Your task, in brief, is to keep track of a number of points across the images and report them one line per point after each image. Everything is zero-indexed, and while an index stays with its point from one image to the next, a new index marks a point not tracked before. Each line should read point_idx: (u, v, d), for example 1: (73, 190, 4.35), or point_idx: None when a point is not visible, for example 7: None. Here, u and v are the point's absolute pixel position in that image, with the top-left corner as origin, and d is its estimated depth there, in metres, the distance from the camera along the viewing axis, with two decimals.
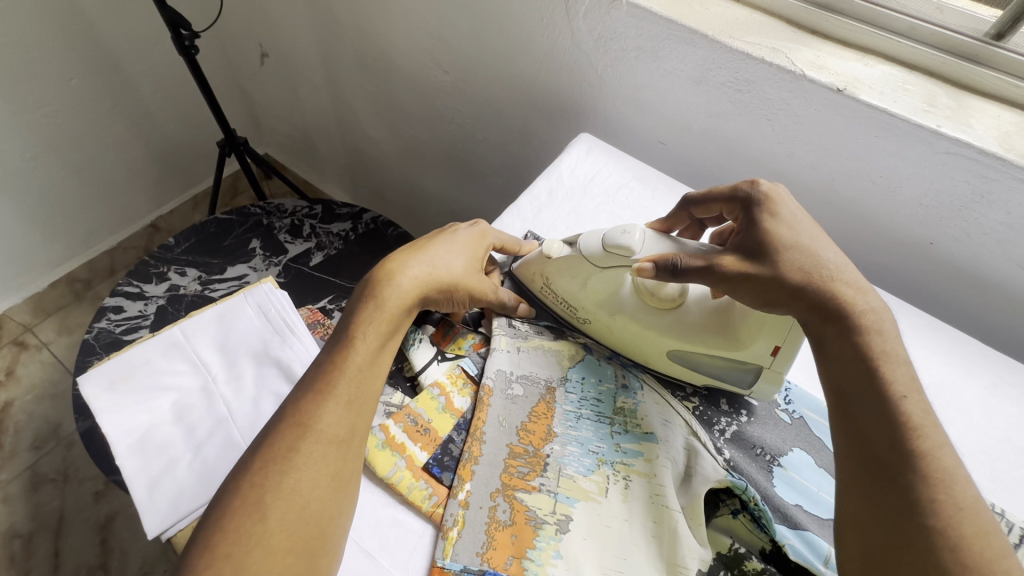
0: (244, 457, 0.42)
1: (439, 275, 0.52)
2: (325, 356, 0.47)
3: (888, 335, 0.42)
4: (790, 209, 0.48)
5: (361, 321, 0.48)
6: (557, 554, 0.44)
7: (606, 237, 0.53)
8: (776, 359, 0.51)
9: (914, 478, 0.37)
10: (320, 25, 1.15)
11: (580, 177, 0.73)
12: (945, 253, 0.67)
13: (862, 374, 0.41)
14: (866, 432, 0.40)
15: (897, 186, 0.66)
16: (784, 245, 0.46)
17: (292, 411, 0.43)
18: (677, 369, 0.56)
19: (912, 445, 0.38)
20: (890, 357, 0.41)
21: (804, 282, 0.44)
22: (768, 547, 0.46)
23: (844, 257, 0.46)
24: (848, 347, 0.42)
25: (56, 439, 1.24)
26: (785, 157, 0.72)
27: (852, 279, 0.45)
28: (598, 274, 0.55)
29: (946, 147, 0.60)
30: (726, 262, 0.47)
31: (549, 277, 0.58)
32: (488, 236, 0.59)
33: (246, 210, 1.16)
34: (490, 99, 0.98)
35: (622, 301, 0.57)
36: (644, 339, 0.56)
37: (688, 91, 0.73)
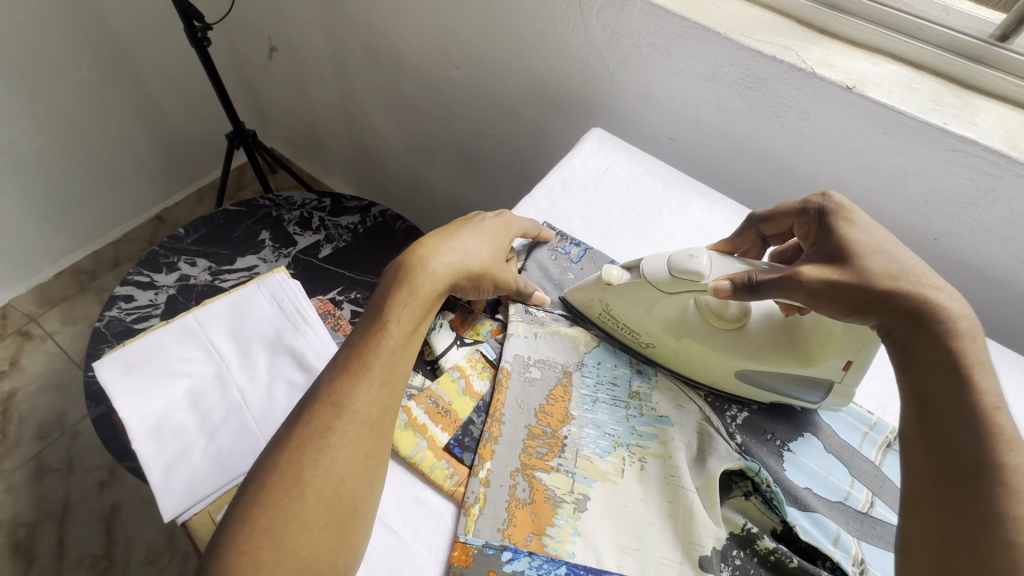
0: (277, 433, 0.42)
1: (469, 262, 0.53)
2: (358, 337, 0.47)
3: (978, 347, 0.41)
4: (865, 219, 0.48)
5: (395, 305, 0.48)
6: (575, 531, 0.45)
7: (673, 262, 0.50)
8: (848, 373, 0.51)
9: (999, 490, 0.36)
10: (332, 20, 1.16)
11: (593, 170, 0.74)
12: (949, 249, 0.69)
13: (947, 383, 0.40)
14: (951, 442, 0.39)
15: (903, 183, 0.67)
16: (864, 250, 0.46)
17: (326, 389, 0.43)
18: (747, 389, 0.55)
19: (998, 459, 0.37)
20: (981, 370, 0.40)
21: (892, 289, 0.43)
22: (780, 527, 0.47)
23: (926, 265, 0.45)
24: (937, 356, 0.41)
25: (61, 429, 1.24)
26: (793, 153, 0.73)
27: (938, 286, 0.44)
28: (664, 299, 0.53)
29: (951, 144, 0.61)
30: (810, 271, 0.45)
31: (611, 304, 0.56)
32: (512, 226, 0.60)
33: (255, 202, 1.16)
34: (500, 95, 0.99)
35: (687, 323, 0.55)
36: (714, 362, 0.54)
37: (699, 87, 0.75)
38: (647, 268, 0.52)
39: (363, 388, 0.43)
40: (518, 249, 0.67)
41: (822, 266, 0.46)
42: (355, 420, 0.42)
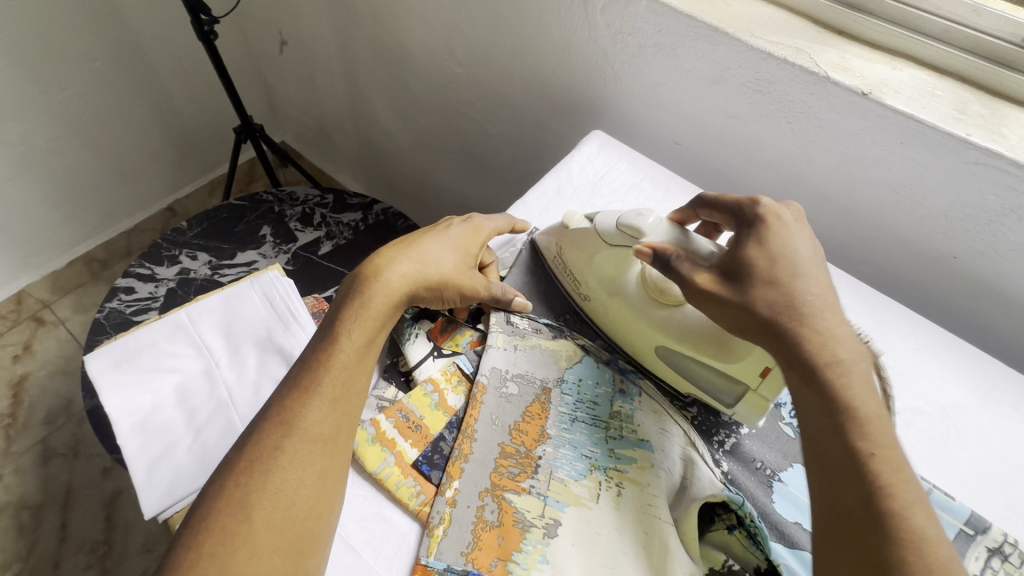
0: (231, 453, 0.44)
1: (427, 272, 0.53)
2: (311, 354, 0.48)
3: (860, 390, 0.40)
4: (777, 239, 0.46)
5: (347, 320, 0.49)
6: (543, 559, 0.43)
7: (620, 218, 0.53)
8: (764, 381, 0.47)
9: (880, 538, 0.35)
10: (339, 14, 1.15)
11: (590, 175, 0.71)
12: (972, 268, 0.64)
13: (829, 430, 0.40)
14: (833, 490, 0.38)
15: (922, 197, 0.63)
16: (760, 276, 0.44)
17: (278, 409, 0.45)
18: (665, 370, 0.54)
19: (880, 504, 0.36)
20: (864, 413, 0.39)
21: (774, 318, 0.43)
22: (764, 565, 0.43)
23: (826, 297, 0.44)
24: (818, 403, 0.41)
25: (67, 415, 1.26)
26: (804, 162, 0.69)
27: (823, 326, 0.42)
28: (609, 251, 0.55)
29: (975, 157, 0.57)
30: (702, 280, 0.46)
31: (563, 245, 0.59)
32: (484, 229, 0.59)
33: (259, 196, 1.16)
34: (505, 94, 0.97)
35: (625, 284, 0.55)
36: (636, 329, 0.54)
37: (706, 90, 0.71)
38: (600, 220, 0.55)
39: (313, 405, 0.44)
40: (502, 257, 0.64)
41: (720, 279, 0.46)
42: (304, 438, 0.43)
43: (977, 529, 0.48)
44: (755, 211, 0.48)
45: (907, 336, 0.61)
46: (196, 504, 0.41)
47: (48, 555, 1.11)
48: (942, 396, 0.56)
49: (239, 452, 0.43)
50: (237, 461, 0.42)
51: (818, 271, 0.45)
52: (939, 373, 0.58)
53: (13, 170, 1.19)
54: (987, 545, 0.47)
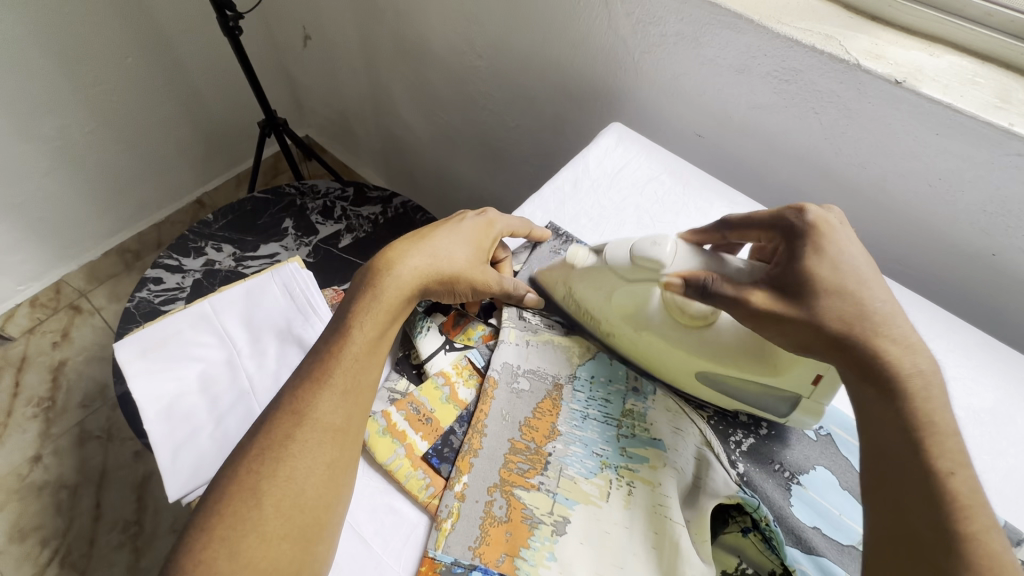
0: (245, 440, 0.45)
1: (437, 266, 0.52)
2: (323, 346, 0.48)
3: (937, 405, 0.39)
4: (832, 246, 0.44)
5: (359, 311, 0.49)
6: (551, 556, 0.43)
7: (635, 248, 0.51)
8: (816, 389, 0.47)
9: (956, 560, 0.34)
10: (360, 8, 1.15)
11: (607, 168, 0.70)
12: (1011, 266, 0.61)
13: (904, 444, 0.38)
14: (904, 505, 0.37)
15: (959, 190, 0.59)
16: (823, 289, 0.43)
17: (290, 398, 0.45)
18: (709, 393, 0.52)
19: (955, 526, 0.35)
20: (943, 429, 0.38)
21: (844, 332, 0.41)
22: (778, 570, 0.43)
23: (895, 306, 0.42)
24: (896, 416, 0.39)
25: (102, 399, 1.32)
26: (832, 154, 0.66)
27: (899, 335, 0.41)
28: (624, 287, 0.53)
29: (1017, 148, 0.54)
30: (760, 299, 0.44)
31: (574, 285, 0.55)
32: (496, 222, 0.58)
33: (281, 190, 1.18)
34: (524, 87, 0.96)
35: (649, 316, 0.53)
36: (672, 358, 0.52)
37: (730, 80, 0.69)
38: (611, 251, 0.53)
39: (324, 396, 0.45)
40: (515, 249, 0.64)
41: (775, 293, 0.44)
42: (315, 428, 0.43)
43: (1010, 540, 0.45)
44: (802, 221, 0.46)
45: (939, 336, 0.58)
46: (210, 489, 0.42)
47: (83, 533, 1.16)
48: (976, 401, 0.54)
49: (251, 439, 0.44)
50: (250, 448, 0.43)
51: (877, 276, 0.44)
52: (973, 376, 0.55)
53: (51, 163, 1.24)
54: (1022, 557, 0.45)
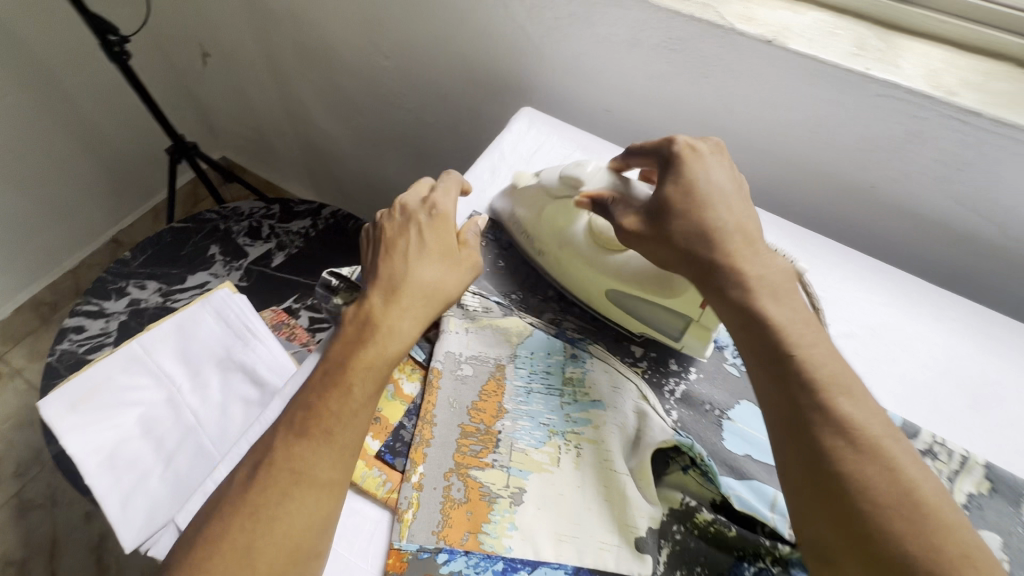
0: (226, 498, 0.43)
1: (404, 289, 0.51)
2: (321, 401, 0.46)
3: (769, 300, 0.44)
4: (692, 177, 0.49)
5: (361, 365, 0.48)
6: (512, 526, 0.45)
7: (563, 170, 0.57)
8: (704, 313, 0.52)
9: (821, 431, 0.38)
10: (256, 19, 1.12)
11: (522, 152, 0.72)
12: (888, 194, 0.68)
13: (754, 347, 0.43)
14: (774, 404, 0.41)
15: (835, 134, 0.66)
16: (678, 212, 0.48)
17: (286, 456, 0.44)
18: (616, 312, 0.58)
19: (811, 400, 0.39)
20: (783, 323, 0.42)
21: (689, 249, 0.47)
22: (718, 498, 0.47)
23: (741, 224, 0.47)
24: (741, 322, 0.44)
25: (39, 464, 1.23)
26: (725, 113, 0.71)
27: (738, 248, 0.46)
28: (556, 204, 0.59)
29: (876, 90, 0.59)
30: (629, 222, 0.50)
31: (517, 204, 0.62)
32: (445, 214, 0.55)
33: (201, 216, 1.14)
34: (435, 82, 0.97)
35: (574, 236, 0.59)
36: (587, 278, 0.58)
37: (625, 55, 0.72)
38: (544, 176, 0.59)
39: (319, 450, 0.44)
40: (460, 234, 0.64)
41: (641, 218, 0.50)
42: (317, 483, 0.43)
43: (909, 435, 0.52)
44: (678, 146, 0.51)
45: (836, 267, 0.64)
46: (189, 557, 0.41)
47: None
48: (871, 318, 0.60)
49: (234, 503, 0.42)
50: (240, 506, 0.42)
51: (734, 200, 0.48)
52: (866, 298, 0.62)
53: None
54: (919, 447, 0.51)
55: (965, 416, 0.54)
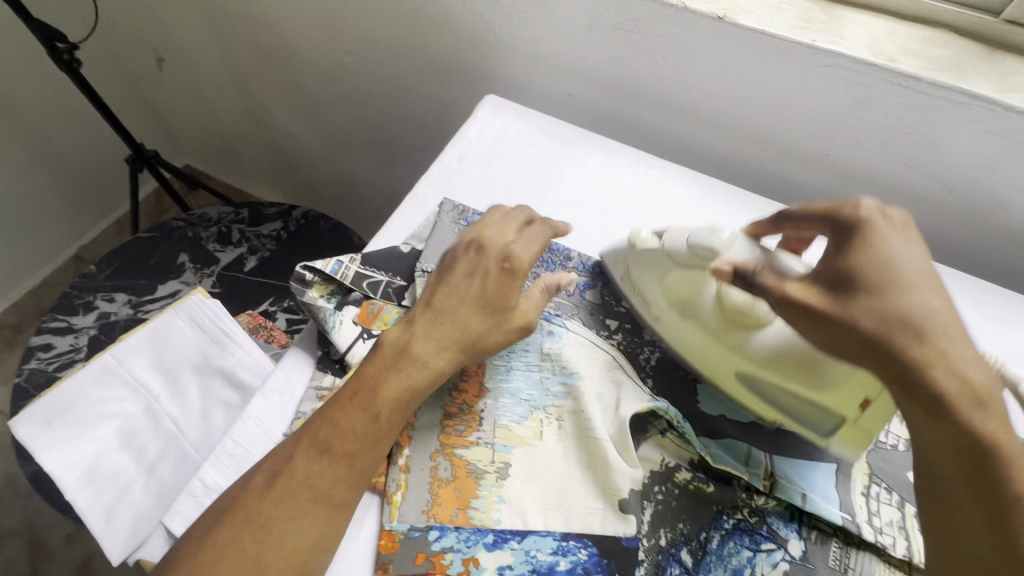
0: (232, 495, 0.44)
1: (449, 333, 0.49)
2: (349, 426, 0.45)
3: (995, 419, 0.37)
4: (883, 253, 0.42)
5: (392, 395, 0.46)
6: (499, 499, 0.47)
7: (692, 237, 0.52)
8: (865, 413, 0.47)
9: (1002, 513, 0.35)
10: (213, 21, 1.09)
11: (489, 139, 0.72)
12: (841, 161, 0.71)
13: (953, 458, 0.37)
14: (963, 524, 0.36)
15: (788, 105, 0.68)
16: (862, 288, 0.41)
17: (304, 472, 0.44)
18: (744, 394, 0.53)
19: (988, 478, 0.36)
20: (1010, 446, 0.36)
21: (879, 333, 0.39)
22: (695, 458, 0.50)
23: (945, 313, 0.40)
24: (944, 426, 0.37)
25: (13, 490, 1.19)
26: (684, 91, 0.73)
27: (942, 345, 0.39)
28: (681, 271, 0.54)
29: (823, 60, 0.62)
30: (793, 287, 0.43)
31: (633, 267, 0.58)
32: (517, 261, 0.52)
33: (167, 224, 1.11)
34: (399, 76, 0.96)
35: (699, 304, 0.54)
36: (713, 353, 0.53)
37: (584, 38, 0.74)
38: (669, 239, 0.55)
39: (337, 473, 0.44)
40: (434, 216, 0.63)
41: (813, 287, 0.43)
42: (329, 504, 0.43)
43: None
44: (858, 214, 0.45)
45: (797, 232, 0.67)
46: (190, 547, 0.42)
47: None
48: None
49: (242, 506, 0.43)
50: (251, 511, 0.42)
51: (930, 283, 0.41)
52: None
53: None
54: None
55: None
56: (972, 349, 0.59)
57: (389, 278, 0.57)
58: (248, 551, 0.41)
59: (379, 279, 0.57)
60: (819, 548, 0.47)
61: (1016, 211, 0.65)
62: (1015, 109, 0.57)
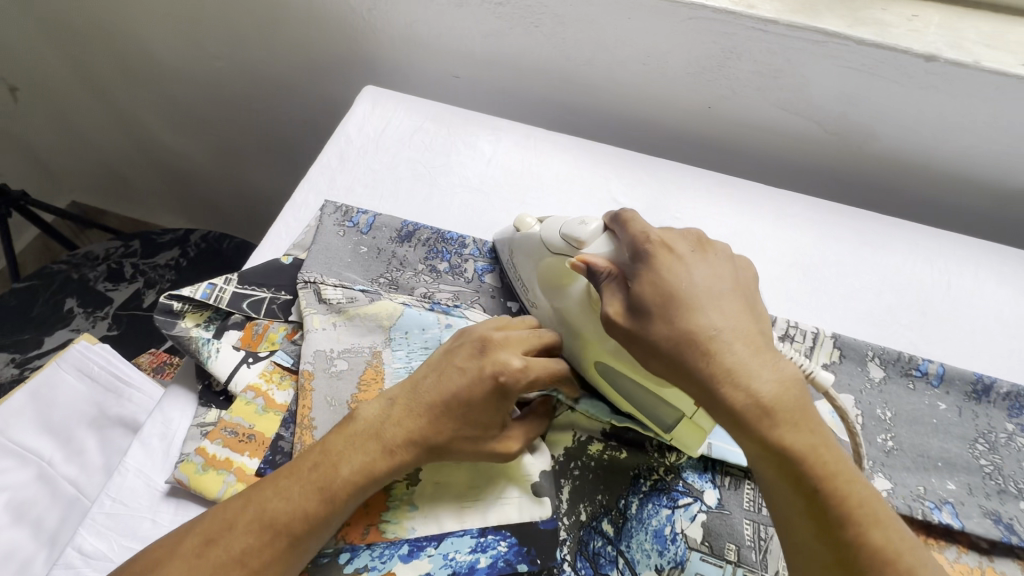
0: (153, 556, 0.38)
1: (424, 430, 0.42)
2: (299, 504, 0.39)
3: (788, 426, 0.37)
4: (671, 276, 0.41)
5: (349, 479, 0.40)
6: (412, 507, 0.45)
7: (563, 228, 0.50)
8: (700, 410, 0.44)
9: (802, 472, 0.36)
10: (64, 40, 0.99)
11: (370, 132, 0.69)
12: (723, 112, 0.72)
13: (773, 467, 0.37)
14: (792, 524, 0.37)
15: (664, 62, 0.68)
16: (658, 310, 0.40)
17: (240, 545, 0.38)
18: (604, 385, 0.49)
19: (780, 442, 0.37)
20: (811, 448, 0.37)
21: (675, 354, 0.39)
22: (607, 427, 0.50)
23: (734, 328, 0.39)
24: (756, 446, 0.37)
25: None
26: (564, 60, 0.72)
27: (733, 361, 0.38)
28: (554, 258, 0.51)
29: (687, 14, 0.62)
30: (612, 309, 0.42)
31: (515, 251, 0.55)
32: (514, 376, 0.42)
33: (47, 269, 1.01)
34: (276, 75, 0.91)
35: (569, 293, 0.50)
36: (578, 340, 0.49)
37: (454, 15, 0.71)
38: (547, 227, 0.52)
39: (275, 552, 0.38)
40: (317, 218, 0.59)
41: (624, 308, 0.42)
42: None
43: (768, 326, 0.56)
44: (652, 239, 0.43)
45: (689, 187, 0.67)
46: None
47: None
48: (725, 229, 0.64)
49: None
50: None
51: (719, 301, 0.40)
52: (718, 212, 0.65)
53: None
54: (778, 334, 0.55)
55: (812, 299, 0.60)
56: (858, 277, 0.62)
57: (272, 294, 0.54)
58: None
59: (260, 296, 0.53)
60: (733, 492, 0.48)
61: (885, 139, 0.68)
62: (867, 42, 0.59)
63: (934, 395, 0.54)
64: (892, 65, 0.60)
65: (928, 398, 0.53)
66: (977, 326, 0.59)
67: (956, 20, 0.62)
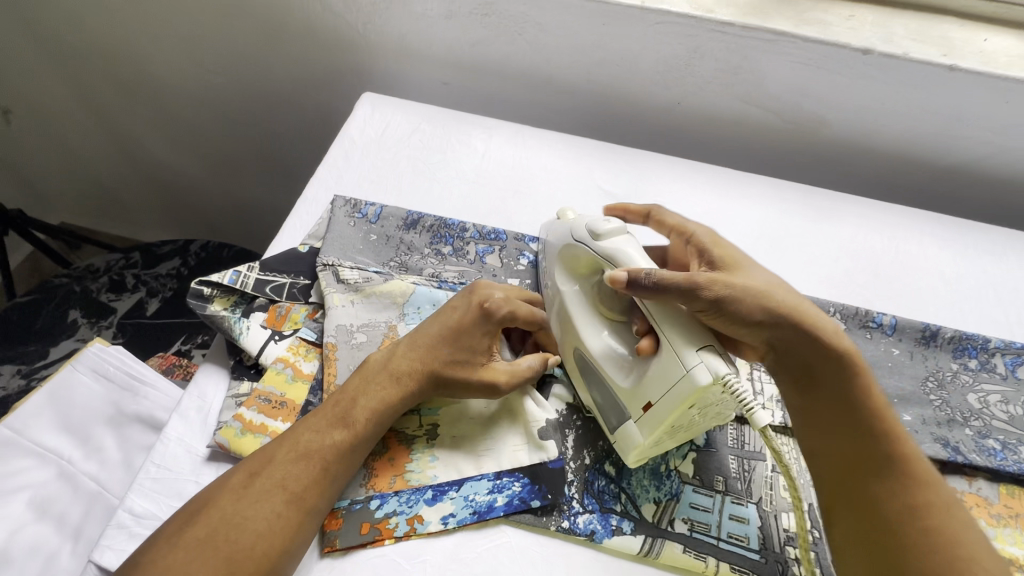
0: (204, 496, 0.42)
1: (426, 357, 0.49)
2: (329, 429, 0.45)
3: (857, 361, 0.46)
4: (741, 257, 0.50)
5: (368, 403, 0.46)
6: (433, 458, 0.49)
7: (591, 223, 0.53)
8: (644, 416, 0.46)
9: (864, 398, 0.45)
10: (64, 61, 1.04)
11: (372, 134, 0.75)
12: (691, 106, 0.79)
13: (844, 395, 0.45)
14: (855, 446, 0.44)
15: (636, 63, 0.76)
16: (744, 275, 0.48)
17: (281, 467, 0.43)
18: (575, 370, 0.54)
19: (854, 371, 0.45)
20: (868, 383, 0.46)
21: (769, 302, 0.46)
22: None
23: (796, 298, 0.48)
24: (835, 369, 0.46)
25: None
26: (546, 64, 0.79)
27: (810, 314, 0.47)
28: (574, 249, 0.55)
29: (654, 19, 0.70)
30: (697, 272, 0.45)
31: (549, 238, 0.60)
32: (495, 304, 0.50)
33: (50, 283, 1.04)
34: (273, 89, 0.96)
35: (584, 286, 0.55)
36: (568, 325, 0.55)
37: (444, 26, 0.78)
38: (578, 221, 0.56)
39: (314, 476, 0.43)
40: (329, 210, 0.64)
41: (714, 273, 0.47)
42: (302, 505, 0.42)
43: None
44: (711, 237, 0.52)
45: (665, 173, 0.74)
46: (154, 551, 0.39)
47: None
48: (700, 207, 0.71)
49: (215, 505, 0.41)
50: (215, 507, 0.41)
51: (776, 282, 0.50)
52: (692, 193, 0.72)
53: None
54: None
55: (780, 266, 0.67)
56: (818, 246, 0.69)
57: (292, 279, 0.58)
58: (209, 541, 0.39)
59: (281, 281, 0.58)
60: (718, 432, 0.54)
61: (834, 125, 0.77)
62: (811, 39, 0.68)
63: (888, 342, 0.61)
64: (835, 58, 0.69)
65: (883, 345, 0.61)
66: (922, 284, 0.67)
67: (887, 19, 0.71)
